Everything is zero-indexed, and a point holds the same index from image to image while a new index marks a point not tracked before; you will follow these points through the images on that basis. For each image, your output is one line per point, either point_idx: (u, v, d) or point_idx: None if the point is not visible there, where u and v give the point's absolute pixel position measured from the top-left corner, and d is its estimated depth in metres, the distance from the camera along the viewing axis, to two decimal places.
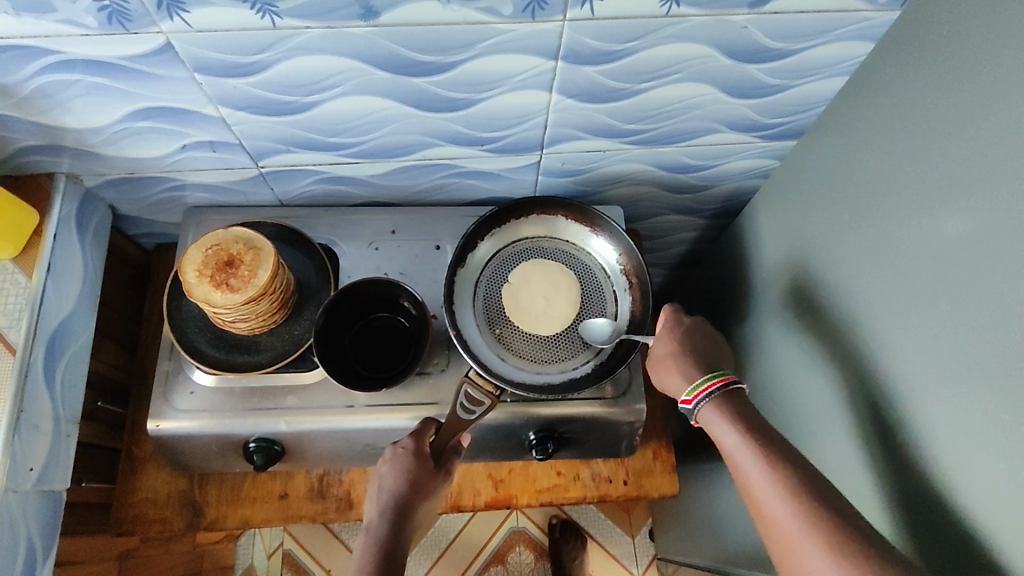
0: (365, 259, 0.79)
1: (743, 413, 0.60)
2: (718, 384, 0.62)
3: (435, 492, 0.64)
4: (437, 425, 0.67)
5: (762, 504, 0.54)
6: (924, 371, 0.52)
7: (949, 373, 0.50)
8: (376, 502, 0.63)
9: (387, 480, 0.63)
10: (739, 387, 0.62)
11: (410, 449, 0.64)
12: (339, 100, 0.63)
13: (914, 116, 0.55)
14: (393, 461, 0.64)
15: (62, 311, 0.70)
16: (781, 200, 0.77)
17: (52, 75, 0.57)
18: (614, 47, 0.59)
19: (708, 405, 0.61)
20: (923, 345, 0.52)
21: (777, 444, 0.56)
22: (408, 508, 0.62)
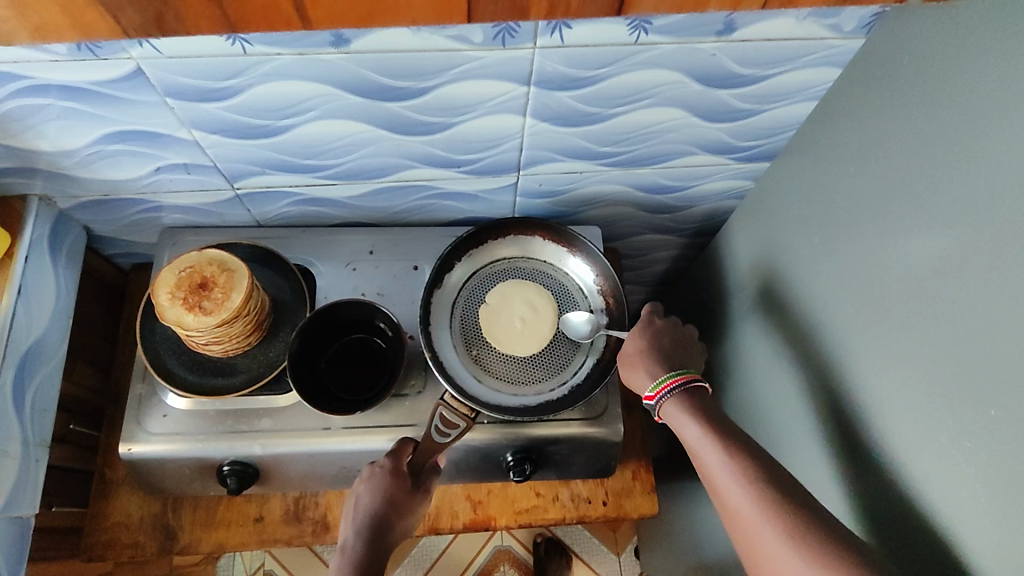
0: (342, 280, 0.78)
1: (705, 411, 0.61)
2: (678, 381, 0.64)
3: (413, 509, 0.64)
4: (413, 445, 0.67)
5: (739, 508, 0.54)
6: (890, 391, 0.53)
7: (913, 395, 0.50)
8: (352, 523, 0.62)
9: (362, 501, 0.63)
10: (698, 385, 0.65)
11: (386, 469, 0.64)
12: (313, 123, 0.63)
13: (879, 141, 0.56)
14: (369, 481, 0.64)
15: (33, 333, 0.69)
16: (755, 221, 0.77)
17: (21, 99, 0.57)
18: (584, 73, 0.59)
19: (671, 400, 0.63)
20: (889, 367, 0.53)
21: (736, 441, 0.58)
22: (384, 527, 0.62)
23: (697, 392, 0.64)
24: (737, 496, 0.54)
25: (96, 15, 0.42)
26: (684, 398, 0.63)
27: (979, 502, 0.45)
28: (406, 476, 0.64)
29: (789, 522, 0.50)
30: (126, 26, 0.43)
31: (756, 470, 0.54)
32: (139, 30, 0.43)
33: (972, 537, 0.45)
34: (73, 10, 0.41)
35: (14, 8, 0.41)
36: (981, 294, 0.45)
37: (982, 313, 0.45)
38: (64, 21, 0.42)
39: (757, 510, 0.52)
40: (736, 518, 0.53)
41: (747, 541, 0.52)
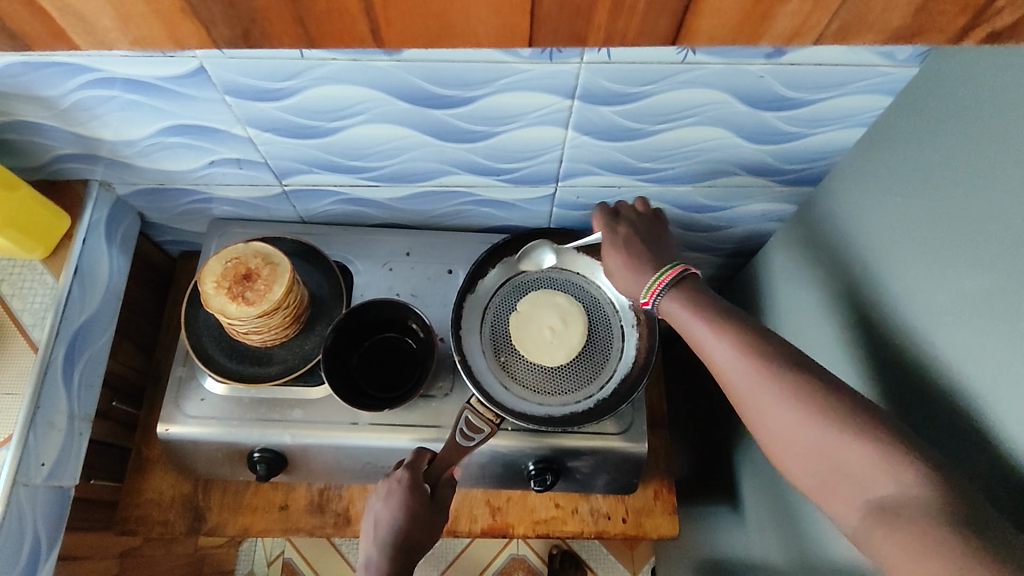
0: (378, 279, 0.80)
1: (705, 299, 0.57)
2: (673, 274, 0.59)
3: (437, 521, 0.65)
4: (429, 457, 0.67)
5: (752, 400, 0.50)
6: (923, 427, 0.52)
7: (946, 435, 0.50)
8: (373, 541, 0.63)
9: (383, 518, 0.63)
10: (690, 273, 0.60)
11: (404, 484, 0.64)
12: (360, 126, 0.65)
13: (924, 173, 0.55)
14: (387, 498, 0.64)
15: (85, 312, 0.72)
16: (795, 247, 0.76)
17: (91, 90, 0.60)
18: (629, 90, 0.60)
19: (665, 296, 0.59)
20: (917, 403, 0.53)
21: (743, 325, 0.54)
22: (405, 541, 0.62)
23: (688, 280, 0.59)
24: (732, 375, 0.52)
25: (189, 25, 0.41)
26: (681, 289, 0.58)
27: None
28: (424, 490, 0.65)
29: (791, 384, 0.48)
30: (217, 36, 0.42)
31: (749, 342, 0.52)
32: (227, 43, 0.42)
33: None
34: (166, 17, 0.40)
35: (117, 19, 0.40)
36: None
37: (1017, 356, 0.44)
38: (162, 35, 0.41)
39: (773, 401, 0.48)
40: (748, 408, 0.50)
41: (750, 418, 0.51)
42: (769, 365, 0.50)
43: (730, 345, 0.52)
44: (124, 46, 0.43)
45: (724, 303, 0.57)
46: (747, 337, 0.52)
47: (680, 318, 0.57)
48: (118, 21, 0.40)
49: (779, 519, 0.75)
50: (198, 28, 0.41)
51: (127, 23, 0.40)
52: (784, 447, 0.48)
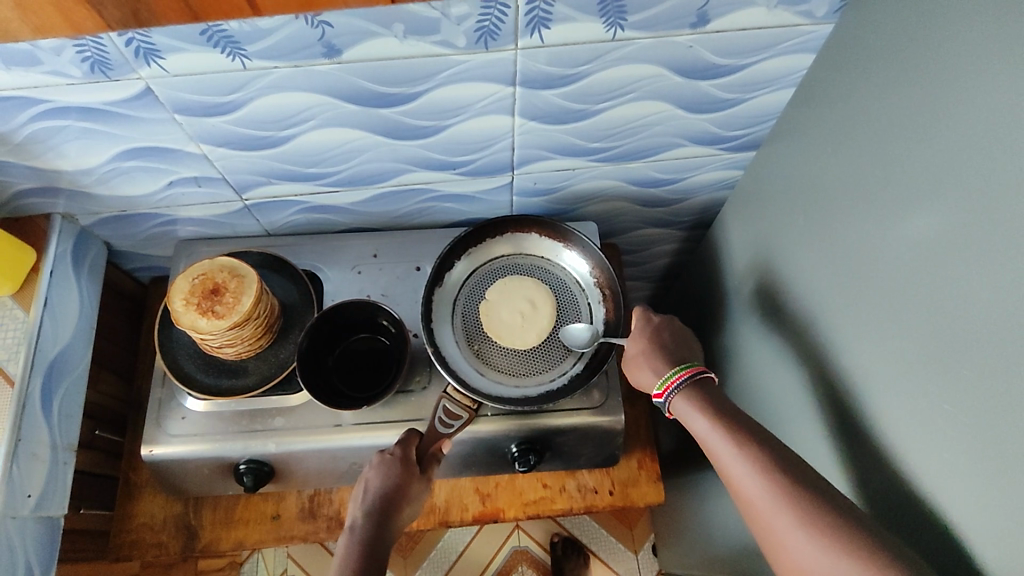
0: (349, 283, 0.81)
1: (713, 403, 0.63)
2: (688, 373, 0.66)
3: (418, 498, 0.66)
4: (420, 436, 0.70)
5: (756, 505, 0.54)
6: (883, 364, 0.54)
7: (899, 366, 0.52)
8: (360, 503, 0.64)
9: (373, 484, 0.65)
10: (708, 376, 0.66)
11: (397, 456, 0.67)
12: (313, 132, 0.66)
13: (860, 123, 0.57)
14: (379, 467, 0.66)
15: (59, 344, 0.73)
16: (750, 210, 0.79)
17: (43, 122, 0.61)
18: (567, 71, 0.62)
19: (679, 395, 0.65)
20: (876, 342, 0.55)
21: (745, 428, 0.59)
22: (392, 509, 0.64)
23: (705, 383, 0.66)
24: (750, 487, 0.55)
25: (82, 11, 0.46)
26: (693, 390, 0.65)
27: (962, 463, 0.47)
28: (416, 465, 0.67)
29: (790, 493, 0.53)
30: (108, 18, 0.47)
31: (761, 454, 0.56)
32: (119, 24, 0.48)
33: (958, 510, 0.48)
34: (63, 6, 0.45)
35: (16, 10, 0.45)
36: (964, 261, 0.46)
37: (963, 281, 0.46)
38: (58, 19, 0.47)
39: (770, 503, 0.53)
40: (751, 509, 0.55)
41: (766, 530, 0.54)
42: (782, 476, 0.54)
43: (734, 451, 0.58)
44: (26, 35, 0.48)
45: (733, 408, 0.62)
46: (749, 440, 0.58)
47: (692, 423, 0.63)
48: (17, 12, 0.46)
49: None
50: (90, 10, 0.46)
51: (26, 12, 0.46)
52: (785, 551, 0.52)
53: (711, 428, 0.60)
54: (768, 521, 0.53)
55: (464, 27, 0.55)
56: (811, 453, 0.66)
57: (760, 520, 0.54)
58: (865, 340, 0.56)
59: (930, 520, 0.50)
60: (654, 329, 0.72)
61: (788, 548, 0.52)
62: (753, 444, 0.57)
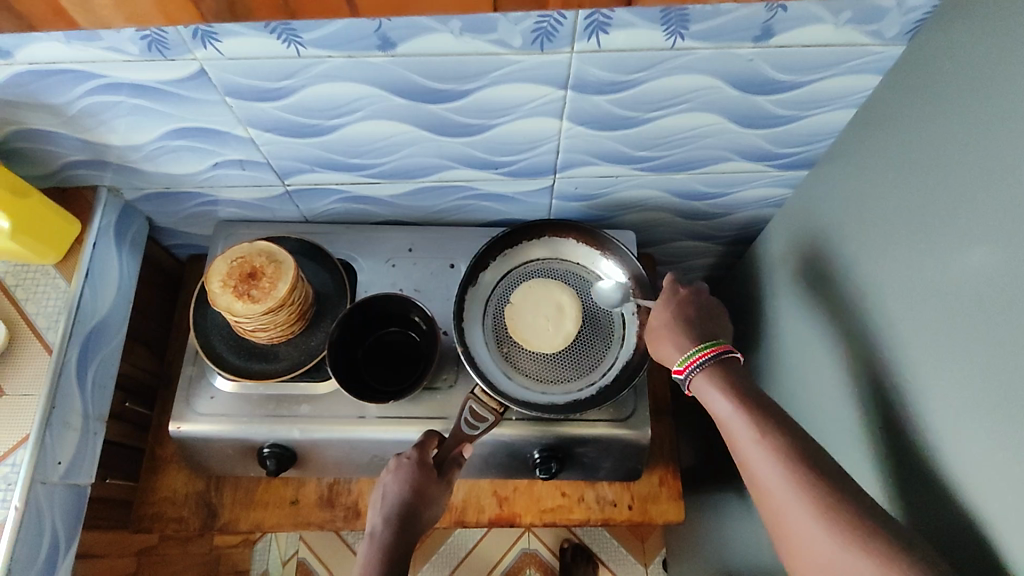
0: (382, 275, 0.81)
1: (733, 381, 0.61)
2: (709, 353, 0.63)
3: (437, 503, 0.66)
4: (439, 439, 0.69)
5: (773, 490, 0.53)
6: (933, 401, 0.52)
7: (950, 408, 0.50)
8: (380, 510, 0.65)
9: (390, 490, 0.65)
10: (732, 356, 0.63)
11: (414, 460, 0.67)
12: (359, 123, 0.66)
13: (920, 151, 0.55)
14: (396, 472, 0.66)
15: (97, 316, 0.74)
16: (797, 230, 0.77)
17: (97, 97, 0.62)
18: (621, 78, 0.60)
19: (700, 371, 0.63)
20: (925, 379, 0.53)
21: (764, 406, 0.58)
22: (412, 515, 0.64)
23: (729, 363, 0.63)
24: (768, 472, 0.54)
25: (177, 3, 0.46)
26: (713, 369, 0.62)
27: (1009, 514, 0.45)
28: (433, 469, 0.67)
29: (810, 480, 0.52)
30: (206, 12, 0.47)
31: (779, 437, 0.55)
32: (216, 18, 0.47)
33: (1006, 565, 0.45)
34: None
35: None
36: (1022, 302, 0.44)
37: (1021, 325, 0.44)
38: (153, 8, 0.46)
39: (787, 487, 0.52)
40: (765, 491, 0.54)
41: (772, 510, 0.54)
42: (799, 460, 0.53)
43: (755, 432, 0.56)
44: (118, 24, 0.48)
45: (752, 386, 0.60)
46: (773, 419, 0.56)
47: (709, 400, 0.61)
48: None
49: None
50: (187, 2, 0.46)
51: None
52: (796, 538, 0.51)
53: (730, 404, 0.59)
54: (783, 504, 0.52)
55: (522, 27, 0.54)
56: None
57: (774, 504, 0.53)
58: (913, 378, 0.54)
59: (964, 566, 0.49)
60: (687, 305, 0.70)
61: (796, 534, 0.51)
62: (772, 425, 0.56)
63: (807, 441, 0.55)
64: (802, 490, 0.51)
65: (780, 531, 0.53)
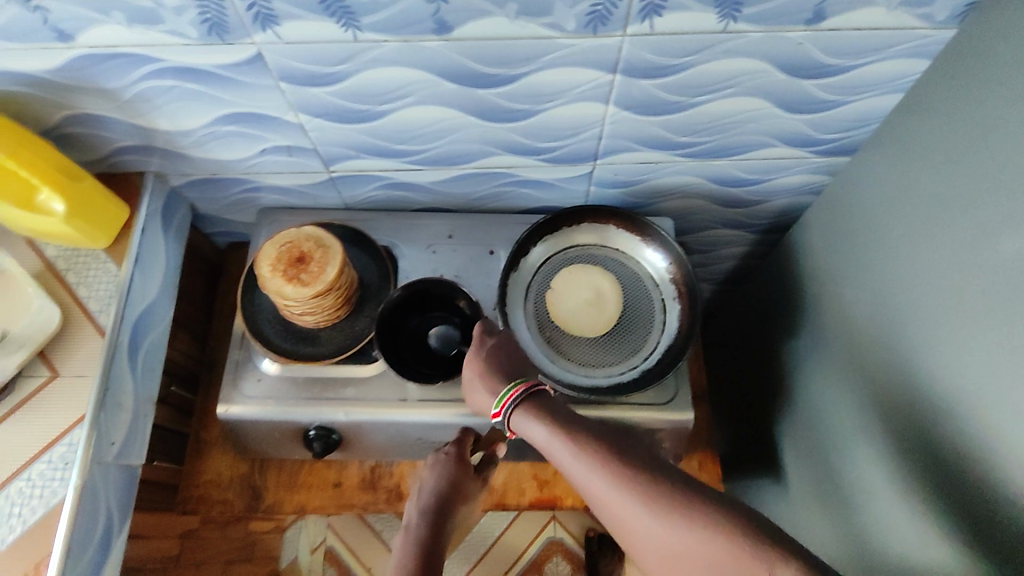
0: (422, 261, 0.82)
1: (554, 408, 0.57)
2: (517, 391, 0.59)
3: (470, 498, 0.67)
4: (476, 436, 0.71)
5: (607, 509, 0.50)
6: (974, 382, 0.54)
7: (1001, 393, 0.51)
8: (416, 504, 0.64)
9: (429, 483, 0.65)
10: (544, 388, 0.60)
11: (452, 456, 0.68)
12: (408, 108, 0.67)
13: (965, 136, 0.56)
14: (435, 467, 0.67)
15: (146, 300, 0.75)
16: (835, 216, 0.77)
17: (153, 81, 0.63)
18: (670, 61, 0.61)
19: (517, 407, 0.59)
20: (974, 364, 0.54)
21: (577, 422, 0.56)
22: (449, 508, 0.65)
23: (541, 395, 0.59)
24: (588, 477, 0.52)
25: None
26: (532, 400, 0.59)
27: None
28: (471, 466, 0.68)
29: (630, 494, 0.49)
30: None
31: (599, 452, 0.52)
32: None
33: None
34: None
35: None
36: None
37: None
38: None
39: (620, 501, 0.49)
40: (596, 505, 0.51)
41: (620, 533, 0.51)
42: (629, 475, 0.50)
43: (574, 451, 0.53)
44: None
45: (574, 412, 0.57)
46: (590, 428, 0.55)
47: (526, 430, 0.58)
48: None
49: (834, 489, 0.77)
50: None
51: None
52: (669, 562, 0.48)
53: (545, 429, 0.56)
54: (626, 522, 0.49)
55: (577, 10, 0.55)
56: (892, 466, 0.65)
57: (620, 526, 0.50)
58: (963, 362, 0.55)
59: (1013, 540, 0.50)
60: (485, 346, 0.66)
61: (651, 553, 0.48)
62: (596, 445, 0.53)
63: (614, 438, 0.54)
64: (643, 506, 0.48)
65: (634, 552, 0.50)
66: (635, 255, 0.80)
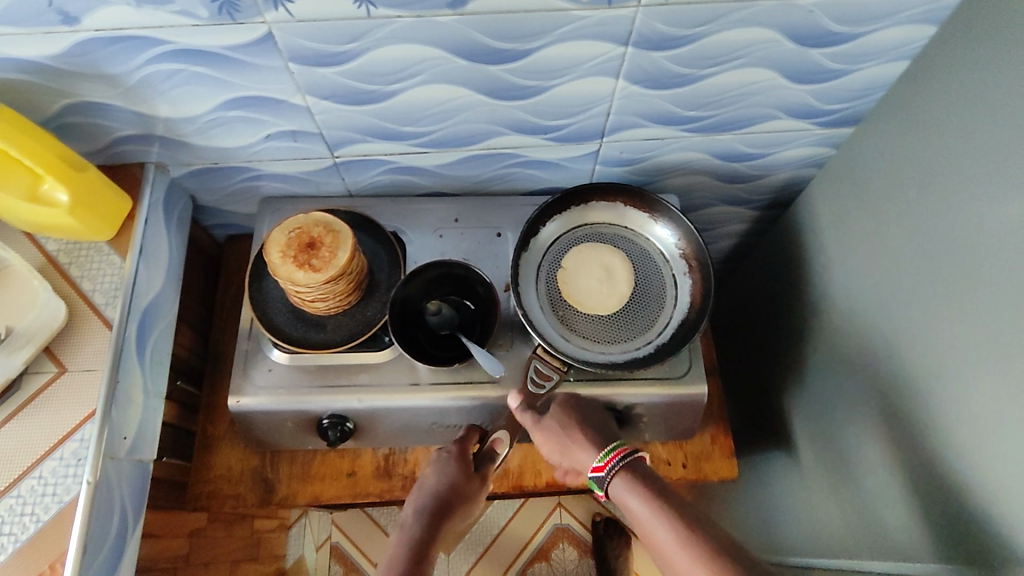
0: (430, 246, 0.82)
1: (649, 482, 0.63)
2: (619, 455, 0.65)
3: (472, 498, 0.69)
4: (478, 435, 0.74)
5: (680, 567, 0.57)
6: (976, 342, 0.55)
7: (1003, 349, 0.52)
8: (416, 499, 0.67)
9: (428, 479, 0.69)
10: (637, 455, 0.66)
11: (451, 452, 0.71)
12: (418, 88, 0.67)
13: (967, 99, 0.57)
14: (436, 465, 0.70)
15: (151, 293, 0.73)
16: (838, 187, 0.78)
17: (158, 65, 0.62)
18: (682, 32, 0.61)
19: (618, 473, 0.65)
20: (978, 322, 0.55)
21: (682, 509, 0.60)
22: (447, 501, 0.67)
23: (637, 463, 0.65)
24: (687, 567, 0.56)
25: None
26: (628, 471, 0.64)
27: None
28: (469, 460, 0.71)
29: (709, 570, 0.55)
30: None
31: (693, 530, 0.58)
32: None
33: None
34: None
35: None
36: None
37: None
38: None
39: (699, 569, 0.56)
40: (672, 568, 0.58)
41: None
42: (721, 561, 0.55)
43: (669, 533, 0.58)
44: None
45: (670, 489, 0.62)
46: (697, 525, 0.58)
47: (626, 504, 0.63)
48: None
49: (840, 457, 0.78)
50: None
51: None
52: None
53: (641, 506, 0.61)
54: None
55: None
56: (900, 427, 0.66)
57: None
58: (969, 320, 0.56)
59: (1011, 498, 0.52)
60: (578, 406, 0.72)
61: None
62: (708, 542, 0.57)
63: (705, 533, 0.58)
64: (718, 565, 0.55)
65: None
66: (644, 233, 0.80)
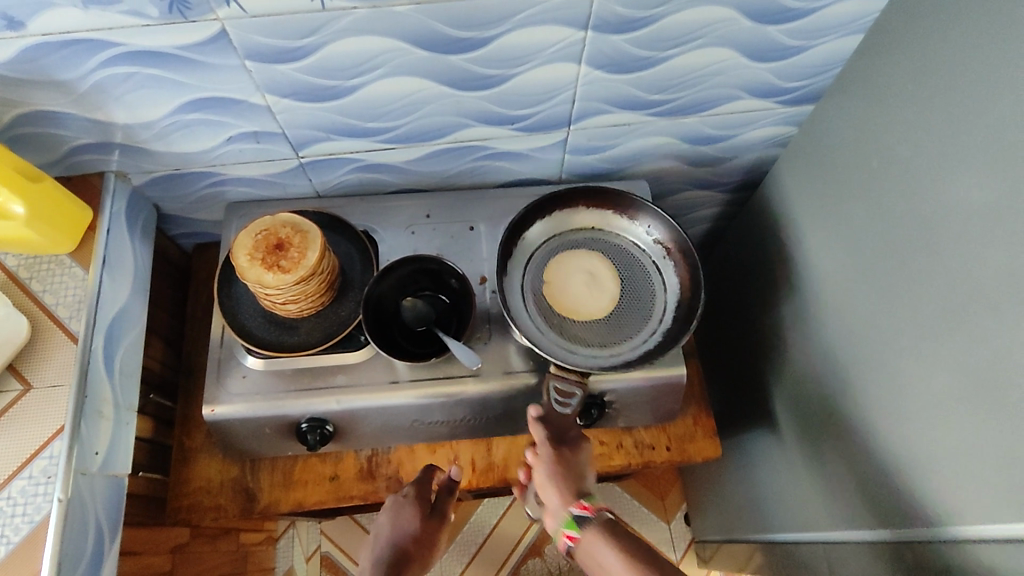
0: (402, 243, 0.81)
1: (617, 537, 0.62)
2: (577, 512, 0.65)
3: (431, 542, 0.71)
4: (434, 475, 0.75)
5: None
6: (942, 306, 0.56)
7: (968, 309, 0.53)
8: (374, 551, 0.69)
9: (383, 529, 0.70)
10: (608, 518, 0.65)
11: (408, 497, 0.72)
12: (379, 81, 0.66)
13: (923, 67, 0.58)
14: (392, 511, 0.71)
15: (117, 304, 0.72)
16: (803, 164, 0.79)
17: (110, 69, 0.60)
18: (639, 13, 0.62)
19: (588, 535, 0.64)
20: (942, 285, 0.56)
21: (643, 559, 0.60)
22: (402, 551, 0.69)
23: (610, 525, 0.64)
24: None
25: None
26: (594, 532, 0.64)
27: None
28: (427, 503, 0.72)
29: None
30: None
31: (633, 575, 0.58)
32: None
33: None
34: None
35: None
36: None
37: None
38: None
39: None
40: None
41: None
42: None
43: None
44: None
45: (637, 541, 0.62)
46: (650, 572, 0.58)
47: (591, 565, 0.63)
48: None
49: (818, 432, 0.79)
50: None
51: None
52: None
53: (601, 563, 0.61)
54: None
55: None
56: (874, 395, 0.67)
57: None
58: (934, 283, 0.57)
59: (978, 463, 0.53)
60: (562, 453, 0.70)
61: None
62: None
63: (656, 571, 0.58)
64: None
65: None
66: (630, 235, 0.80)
